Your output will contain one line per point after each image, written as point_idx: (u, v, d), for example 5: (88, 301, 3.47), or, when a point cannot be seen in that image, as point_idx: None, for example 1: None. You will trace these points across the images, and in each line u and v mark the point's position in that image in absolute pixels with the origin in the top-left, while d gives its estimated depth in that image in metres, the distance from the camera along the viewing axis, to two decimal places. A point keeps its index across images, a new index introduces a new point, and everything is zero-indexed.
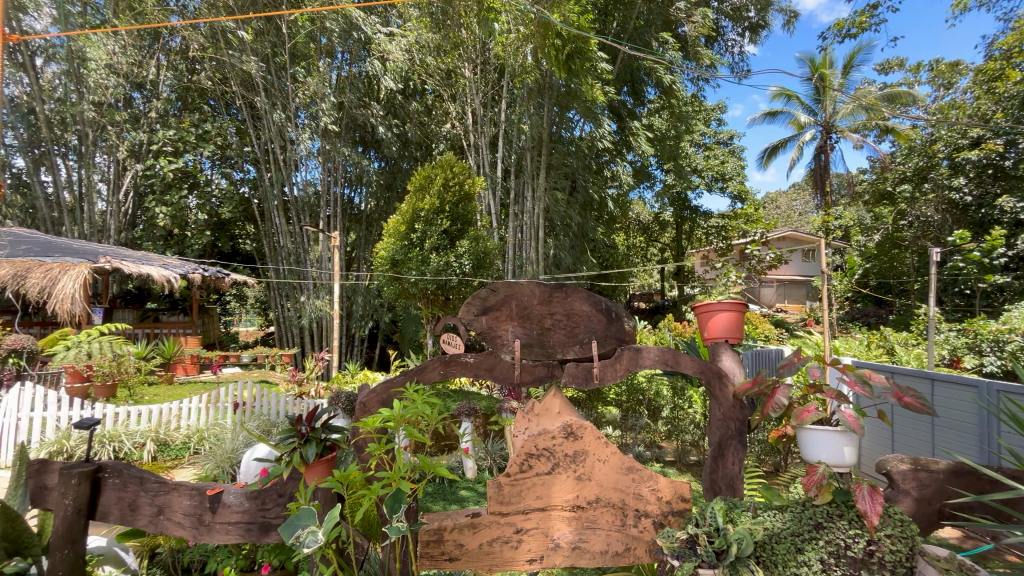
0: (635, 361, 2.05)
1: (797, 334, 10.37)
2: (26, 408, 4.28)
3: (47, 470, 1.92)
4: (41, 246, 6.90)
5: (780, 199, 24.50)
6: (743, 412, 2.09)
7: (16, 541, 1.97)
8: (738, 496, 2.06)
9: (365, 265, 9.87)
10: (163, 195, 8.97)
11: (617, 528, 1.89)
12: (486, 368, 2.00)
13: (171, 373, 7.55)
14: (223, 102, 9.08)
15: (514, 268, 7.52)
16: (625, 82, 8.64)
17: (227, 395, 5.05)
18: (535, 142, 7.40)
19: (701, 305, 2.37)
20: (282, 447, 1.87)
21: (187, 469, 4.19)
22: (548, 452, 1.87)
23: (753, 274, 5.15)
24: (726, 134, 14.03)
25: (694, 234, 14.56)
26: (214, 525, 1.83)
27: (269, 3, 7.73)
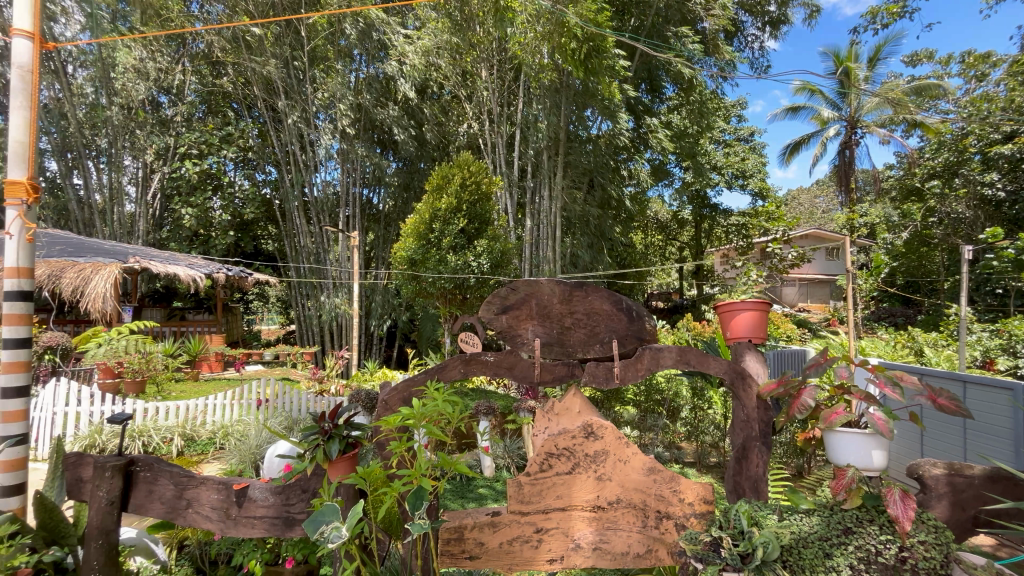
0: (656, 361, 2.03)
1: (821, 335, 10.14)
2: (61, 403, 4.44)
3: (81, 463, 1.98)
4: (73, 246, 7.15)
5: (802, 196, 23.98)
6: (768, 413, 2.05)
7: (54, 531, 2.06)
8: (762, 499, 2.02)
9: (383, 264, 9.99)
10: (188, 197, 9.22)
11: (639, 530, 1.87)
12: (506, 367, 2.00)
13: (197, 370, 7.75)
14: (245, 105, 9.28)
15: (531, 267, 7.51)
16: (642, 79, 8.55)
17: (250, 392, 5.16)
18: (551, 141, 7.38)
19: (724, 304, 2.34)
20: (305, 443, 1.90)
21: (213, 464, 4.29)
22: (569, 451, 1.87)
23: (776, 273, 5.03)
24: (747, 130, 13.78)
25: (713, 232, 14.35)
26: (240, 519, 1.87)
27: (288, 7, 7.87)
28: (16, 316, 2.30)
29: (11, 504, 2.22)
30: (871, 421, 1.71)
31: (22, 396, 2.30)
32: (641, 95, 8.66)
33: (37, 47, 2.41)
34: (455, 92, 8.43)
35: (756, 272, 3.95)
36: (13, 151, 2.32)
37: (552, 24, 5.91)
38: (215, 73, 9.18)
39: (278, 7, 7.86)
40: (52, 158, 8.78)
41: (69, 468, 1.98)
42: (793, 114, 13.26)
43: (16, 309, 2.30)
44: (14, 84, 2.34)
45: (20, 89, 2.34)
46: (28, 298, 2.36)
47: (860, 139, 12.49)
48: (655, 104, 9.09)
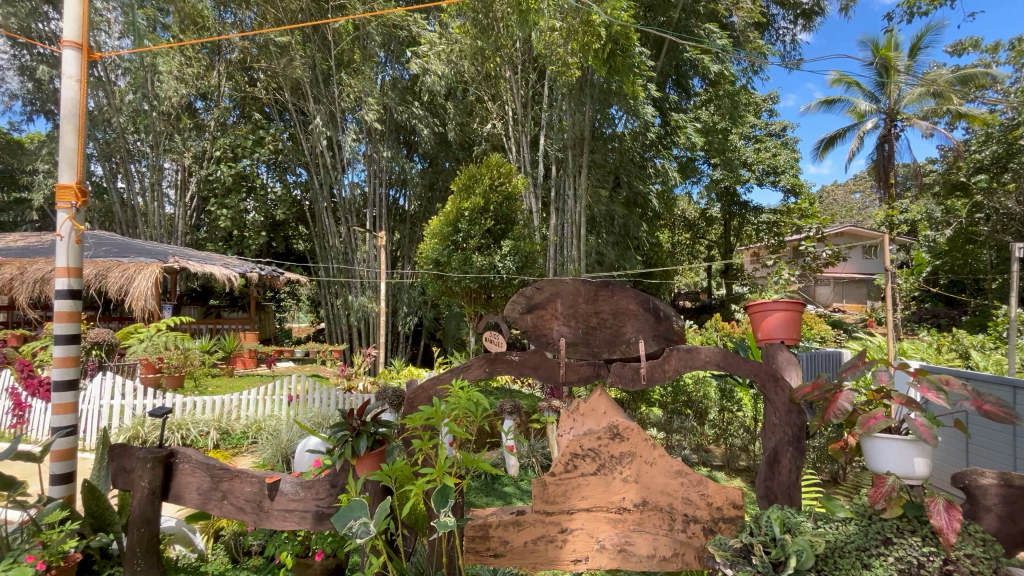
0: (685, 362, 1.99)
1: (857, 336, 9.78)
2: (106, 397, 4.67)
3: (124, 453, 2.08)
4: (119, 247, 7.53)
5: (837, 193, 23.07)
6: (802, 417, 1.98)
7: (100, 518, 2.19)
8: (795, 506, 1.95)
9: (409, 264, 10.11)
10: (223, 199, 9.60)
11: (665, 532, 1.85)
12: (531, 366, 2.00)
13: (232, 366, 8.02)
14: (276, 109, 9.54)
15: (556, 267, 7.46)
16: (669, 76, 8.41)
17: (281, 388, 5.32)
18: (576, 140, 7.27)
19: (755, 304, 2.29)
20: (334, 438, 1.95)
21: (246, 457, 4.42)
22: (594, 452, 1.86)
23: (808, 272, 4.85)
24: (779, 125, 13.36)
25: (743, 230, 14.00)
26: (272, 511, 1.93)
27: (316, 12, 8.07)
28: (65, 314, 2.42)
29: (61, 492, 2.35)
30: (912, 427, 1.64)
31: (71, 389, 2.42)
32: (667, 91, 8.52)
33: (85, 56, 2.54)
34: (479, 92, 8.47)
35: (786, 271, 3.82)
36: (63, 156, 2.45)
37: (577, 23, 5.88)
38: (248, 79, 9.49)
39: (307, 13, 8.05)
40: (99, 162, 9.25)
41: (114, 457, 2.08)
42: (828, 108, 12.78)
43: (66, 308, 2.43)
44: (65, 92, 2.47)
45: (69, 98, 2.47)
46: (77, 297, 2.48)
47: (900, 133, 11.97)
48: (682, 101, 8.92)
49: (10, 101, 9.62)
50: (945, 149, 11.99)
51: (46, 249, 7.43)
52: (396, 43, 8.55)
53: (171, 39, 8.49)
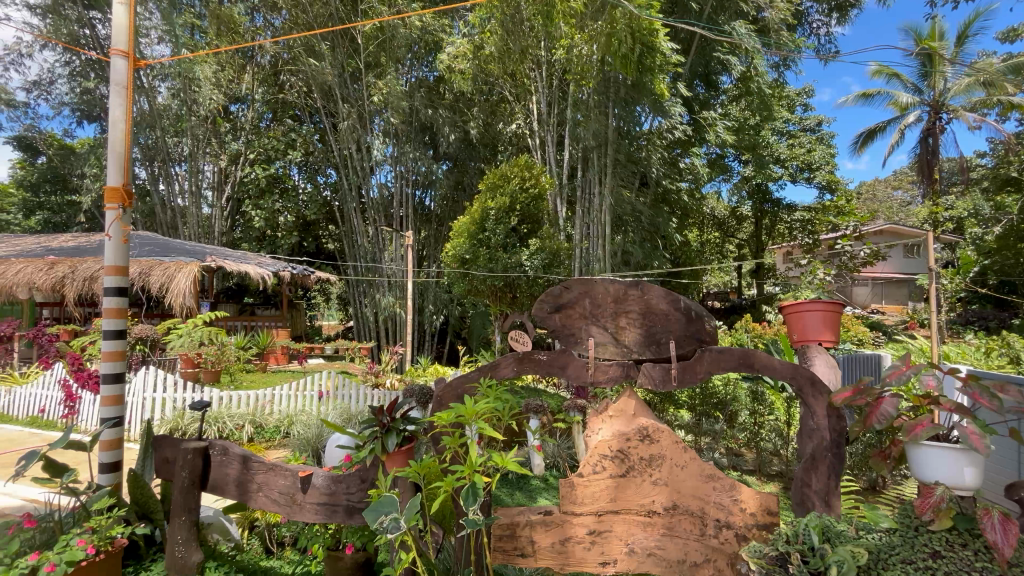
0: (717, 363, 1.94)
1: (898, 338, 9.36)
2: (150, 390, 4.90)
3: (165, 444, 2.18)
4: (161, 247, 7.86)
5: (877, 188, 22.04)
6: (842, 422, 1.89)
7: (144, 506, 2.29)
8: (834, 514, 1.87)
9: (435, 263, 10.20)
10: (258, 200, 9.91)
11: (696, 538, 1.80)
12: (559, 366, 1.99)
13: (266, 362, 8.27)
14: (307, 112, 9.79)
15: (581, 266, 7.37)
16: (697, 74, 8.22)
17: (312, 384, 5.43)
18: (599, 141, 7.06)
19: (791, 304, 2.37)
20: (364, 434, 1.99)
21: (279, 450, 4.54)
22: (623, 454, 1.83)
23: (845, 272, 4.66)
24: (814, 119, 12.86)
25: (775, 228, 13.57)
26: (305, 504, 1.98)
27: (345, 16, 8.21)
28: (113, 310, 2.54)
29: (109, 480, 2.46)
30: (963, 435, 1.56)
31: (118, 382, 2.54)
32: (696, 89, 8.33)
33: (131, 63, 2.66)
34: (505, 92, 8.48)
35: (821, 271, 3.68)
36: (111, 159, 2.58)
37: (602, 24, 5.78)
38: (279, 84, 9.76)
39: (336, 17, 8.21)
40: (142, 166, 9.69)
41: (159, 448, 2.18)
42: (866, 101, 12.29)
43: (114, 304, 2.55)
44: (113, 99, 2.59)
45: (117, 104, 2.59)
46: (123, 294, 2.60)
47: (945, 126, 11.42)
48: (711, 98, 8.68)
49: (60, 108, 10.15)
50: (995, 142, 11.37)
51: (94, 249, 7.82)
52: (422, 45, 8.66)
53: (208, 45, 8.78)
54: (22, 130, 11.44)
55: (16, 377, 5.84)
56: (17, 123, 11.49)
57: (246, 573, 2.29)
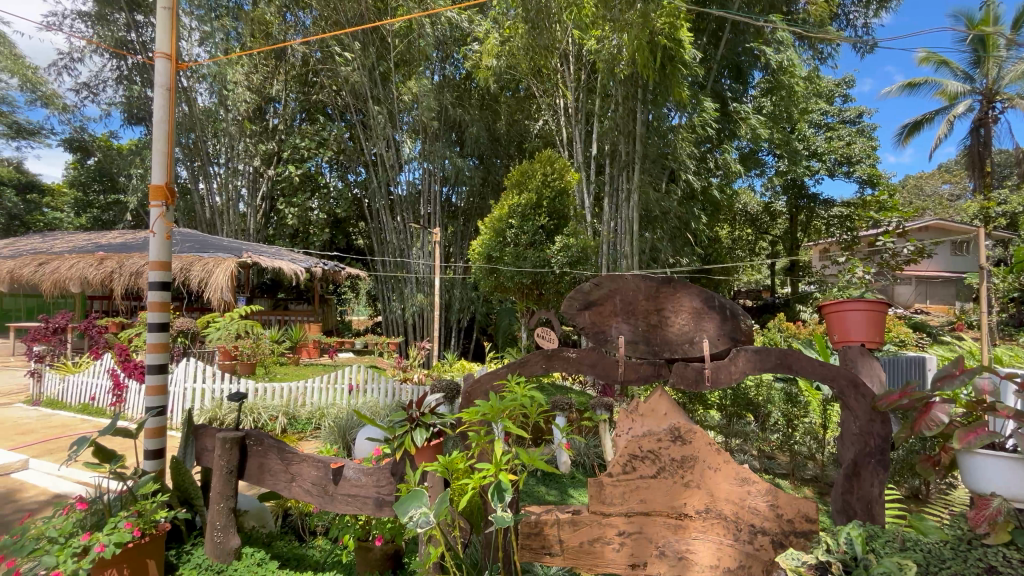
0: (754, 363, 1.88)
1: (943, 340, 8.91)
2: (190, 380, 5.11)
3: (206, 434, 2.36)
4: (199, 244, 8.16)
5: (924, 181, 20.82)
6: (886, 427, 1.81)
7: (184, 492, 2.39)
8: (876, 523, 1.79)
9: (462, 259, 10.26)
10: (291, 198, 10.20)
11: (730, 543, 1.75)
12: (588, 364, 1.96)
13: (298, 356, 8.51)
14: (338, 111, 9.99)
15: (608, 263, 7.27)
16: (726, 66, 7.64)
17: (343, 377, 5.55)
18: (627, 134, 6.86)
19: (832, 304, 2.32)
20: (394, 428, 2.02)
21: (311, 442, 4.66)
22: (653, 454, 1.81)
23: (887, 270, 4.44)
24: (854, 111, 12.29)
25: (811, 225, 13.11)
26: (337, 495, 2.03)
27: (374, 15, 8.32)
28: (157, 303, 2.65)
29: (154, 466, 2.58)
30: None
31: (161, 372, 2.65)
32: (729, 82, 8.09)
33: (173, 67, 2.75)
34: (532, 88, 8.46)
35: (861, 269, 3.54)
36: (156, 160, 2.68)
37: (630, 15, 5.53)
38: (311, 85, 10.00)
39: (366, 18, 8.33)
40: (183, 165, 10.09)
41: (199, 438, 2.36)
42: (911, 91, 11.71)
43: (157, 298, 2.66)
44: (157, 100, 2.69)
45: (160, 105, 2.69)
46: (166, 288, 2.71)
47: (999, 115, 10.76)
48: (745, 92, 8.42)
49: (108, 111, 10.67)
50: None
51: (139, 245, 8.18)
52: (449, 42, 8.71)
53: (243, 47, 9.06)
54: (73, 133, 12.07)
55: (69, 366, 6.17)
56: (70, 126, 12.14)
57: (280, 560, 2.33)
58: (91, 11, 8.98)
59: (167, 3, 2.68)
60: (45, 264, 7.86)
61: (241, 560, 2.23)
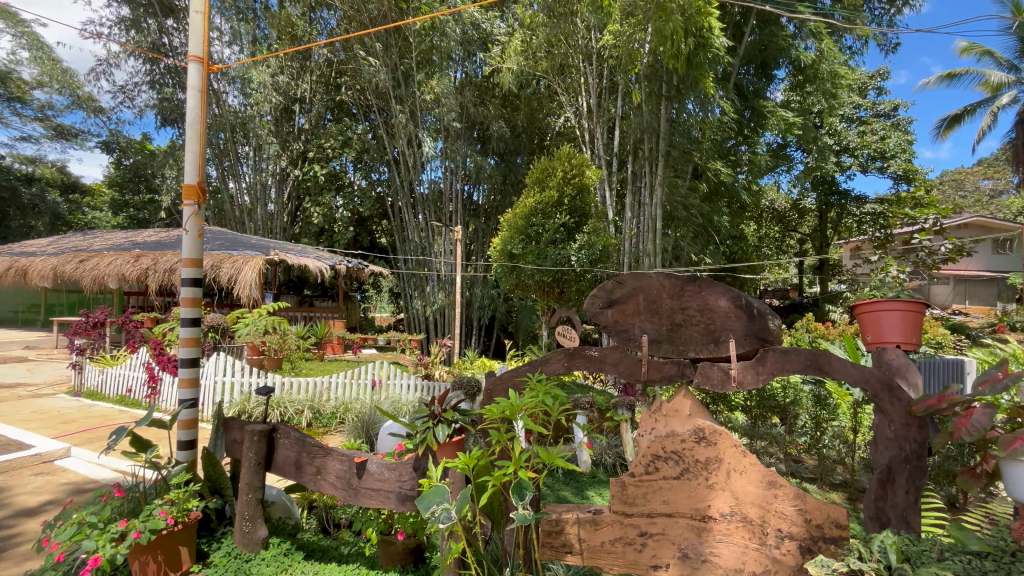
0: (782, 364, 1.83)
1: (983, 343, 8.53)
2: (220, 373, 5.25)
3: (235, 426, 2.42)
4: (229, 242, 8.40)
5: (963, 176, 19.85)
6: (923, 432, 1.74)
7: (215, 483, 2.47)
8: (911, 532, 1.72)
9: (483, 257, 10.30)
10: (317, 197, 10.40)
11: (755, 547, 1.71)
12: (611, 363, 1.95)
13: (323, 351, 8.68)
14: (362, 111, 10.14)
15: (631, 260, 7.19)
16: (753, 60, 7.43)
17: (366, 372, 5.63)
18: (649, 130, 6.73)
19: (864, 303, 2.25)
20: (416, 424, 2.06)
21: (335, 436, 4.75)
22: (677, 455, 1.78)
23: (922, 268, 4.26)
24: (889, 104, 11.81)
25: (842, 222, 12.71)
26: (360, 489, 2.08)
27: (397, 15, 8.38)
28: (189, 299, 2.74)
29: (186, 456, 2.67)
30: None
31: (194, 365, 2.73)
32: (755, 76, 7.82)
33: (205, 68, 2.83)
34: (553, 86, 8.42)
35: (896, 268, 3.41)
36: (188, 160, 2.76)
37: (653, 7, 5.43)
38: (336, 85, 10.17)
39: (389, 19, 8.40)
40: (213, 166, 10.39)
41: (228, 430, 2.43)
42: (951, 82, 11.21)
43: (189, 294, 2.75)
44: (190, 102, 2.77)
45: (193, 106, 2.77)
46: (198, 284, 2.79)
47: None
48: (771, 85, 8.18)
49: (142, 113, 11.07)
50: None
51: (173, 243, 8.48)
52: (470, 41, 8.74)
53: (270, 48, 9.25)
54: (110, 135, 12.53)
55: (107, 359, 6.43)
56: (107, 127, 12.61)
57: (305, 551, 2.39)
58: (127, 17, 9.30)
59: (199, 7, 2.76)
60: (84, 261, 8.22)
61: (268, 550, 2.29)
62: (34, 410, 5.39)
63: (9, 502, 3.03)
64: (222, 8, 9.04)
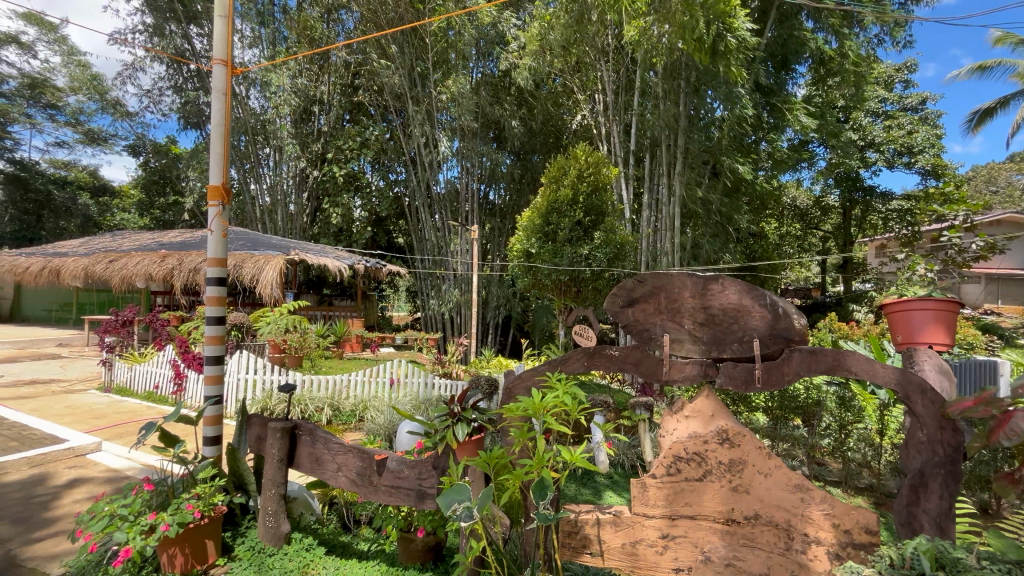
0: (808, 365, 1.79)
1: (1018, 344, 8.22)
2: (243, 371, 5.37)
3: (258, 423, 2.46)
4: (251, 242, 8.59)
5: (997, 172, 19.11)
6: (958, 436, 1.68)
7: (239, 478, 2.52)
8: (946, 538, 1.67)
9: (499, 256, 10.31)
10: (336, 198, 10.54)
11: (781, 551, 1.68)
12: (631, 362, 1.92)
13: (342, 349, 8.80)
14: (379, 112, 10.23)
15: (649, 259, 7.12)
16: (773, 55, 7.26)
17: (384, 370, 5.67)
18: (666, 127, 6.64)
19: (895, 303, 2.19)
20: (436, 422, 2.07)
21: (355, 433, 4.82)
22: (699, 457, 1.76)
23: (951, 267, 4.12)
24: (916, 97, 11.42)
25: (866, 220, 12.38)
26: (380, 486, 2.09)
27: (413, 15, 8.41)
28: (214, 298, 2.79)
29: (212, 451, 2.73)
30: None
31: (218, 363, 2.79)
32: (776, 71, 7.63)
33: (228, 70, 2.87)
34: (570, 84, 8.38)
35: (924, 266, 3.30)
36: (213, 160, 2.82)
37: (674, 2, 5.33)
38: (353, 87, 10.26)
39: (405, 20, 8.43)
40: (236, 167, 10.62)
41: (252, 426, 2.47)
42: (982, 75, 10.80)
43: (214, 292, 2.80)
44: (214, 104, 2.83)
45: (217, 109, 2.83)
46: (222, 283, 2.84)
47: None
48: (792, 80, 7.99)
49: (167, 117, 11.35)
50: None
51: (197, 243, 8.68)
52: (486, 40, 8.73)
53: (290, 50, 9.38)
54: (137, 138, 12.87)
55: (135, 356, 6.63)
56: (134, 131, 12.95)
57: (327, 546, 2.42)
58: (152, 23, 9.54)
59: (223, 11, 2.81)
60: (113, 261, 8.47)
61: (291, 545, 2.33)
62: (67, 405, 5.58)
63: (45, 494, 3.14)
64: (243, 12, 9.20)
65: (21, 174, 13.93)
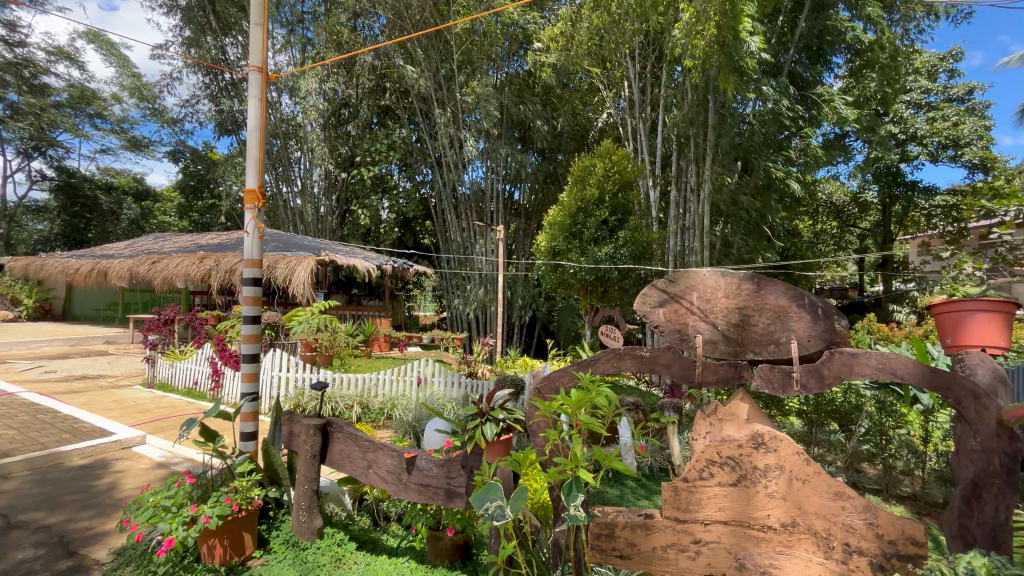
0: (850, 367, 1.72)
1: None
2: (277, 369, 5.53)
3: (292, 420, 2.52)
4: (284, 244, 8.85)
5: None
6: (1014, 444, 1.59)
7: (273, 473, 2.58)
8: (1001, 551, 1.59)
9: (525, 256, 10.33)
10: (364, 199, 10.73)
11: (820, 561, 1.62)
12: (663, 364, 1.85)
13: (371, 348, 8.95)
14: (405, 114, 10.36)
15: (676, 258, 6.98)
16: (806, 47, 6.99)
17: (412, 369, 5.70)
18: (696, 123, 6.51)
19: (943, 303, 2.08)
20: (465, 422, 2.07)
21: (384, 430, 4.93)
22: (734, 461, 1.70)
23: (1002, 266, 3.88)
24: (963, 87, 10.81)
25: (909, 216, 11.82)
26: (410, 484, 2.12)
27: (438, 18, 8.48)
28: (250, 298, 2.88)
29: (249, 446, 2.82)
30: None
31: (254, 361, 2.88)
32: (811, 64, 7.33)
33: (263, 77, 2.94)
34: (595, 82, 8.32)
35: (971, 264, 3.12)
36: (249, 164, 2.91)
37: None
38: (381, 89, 10.42)
39: (430, 23, 8.53)
40: (269, 171, 10.95)
41: (287, 422, 2.53)
42: None
43: (250, 292, 2.89)
44: (250, 109, 2.92)
45: (253, 114, 2.91)
46: (258, 283, 2.93)
47: None
48: (827, 73, 7.67)
49: (205, 123, 11.79)
50: None
51: (233, 245, 8.97)
52: (511, 40, 8.72)
53: (319, 55, 9.60)
54: (177, 144, 13.40)
55: (177, 354, 6.91)
56: (174, 137, 13.49)
57: (358, 541, 2.46)
58: (189, 33, 9.90)
59: (259, 20, 2.89)
60: (156, 262, 8.87)
61: (324, 539, 2.38)
62: (115, 400, 5.87)
63: (95, 483, 3.31)
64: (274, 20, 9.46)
65: (71, 181, 14.72)
